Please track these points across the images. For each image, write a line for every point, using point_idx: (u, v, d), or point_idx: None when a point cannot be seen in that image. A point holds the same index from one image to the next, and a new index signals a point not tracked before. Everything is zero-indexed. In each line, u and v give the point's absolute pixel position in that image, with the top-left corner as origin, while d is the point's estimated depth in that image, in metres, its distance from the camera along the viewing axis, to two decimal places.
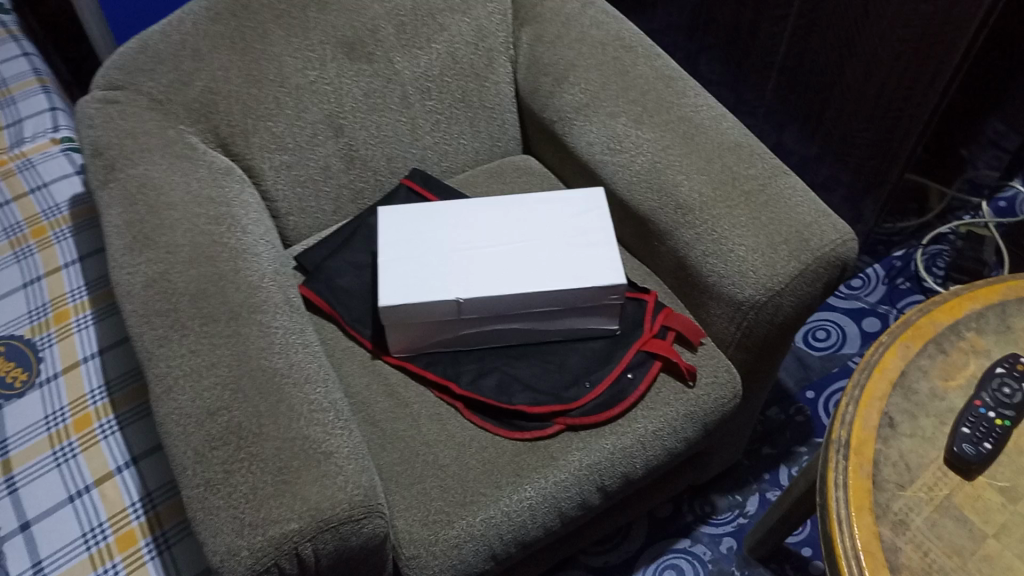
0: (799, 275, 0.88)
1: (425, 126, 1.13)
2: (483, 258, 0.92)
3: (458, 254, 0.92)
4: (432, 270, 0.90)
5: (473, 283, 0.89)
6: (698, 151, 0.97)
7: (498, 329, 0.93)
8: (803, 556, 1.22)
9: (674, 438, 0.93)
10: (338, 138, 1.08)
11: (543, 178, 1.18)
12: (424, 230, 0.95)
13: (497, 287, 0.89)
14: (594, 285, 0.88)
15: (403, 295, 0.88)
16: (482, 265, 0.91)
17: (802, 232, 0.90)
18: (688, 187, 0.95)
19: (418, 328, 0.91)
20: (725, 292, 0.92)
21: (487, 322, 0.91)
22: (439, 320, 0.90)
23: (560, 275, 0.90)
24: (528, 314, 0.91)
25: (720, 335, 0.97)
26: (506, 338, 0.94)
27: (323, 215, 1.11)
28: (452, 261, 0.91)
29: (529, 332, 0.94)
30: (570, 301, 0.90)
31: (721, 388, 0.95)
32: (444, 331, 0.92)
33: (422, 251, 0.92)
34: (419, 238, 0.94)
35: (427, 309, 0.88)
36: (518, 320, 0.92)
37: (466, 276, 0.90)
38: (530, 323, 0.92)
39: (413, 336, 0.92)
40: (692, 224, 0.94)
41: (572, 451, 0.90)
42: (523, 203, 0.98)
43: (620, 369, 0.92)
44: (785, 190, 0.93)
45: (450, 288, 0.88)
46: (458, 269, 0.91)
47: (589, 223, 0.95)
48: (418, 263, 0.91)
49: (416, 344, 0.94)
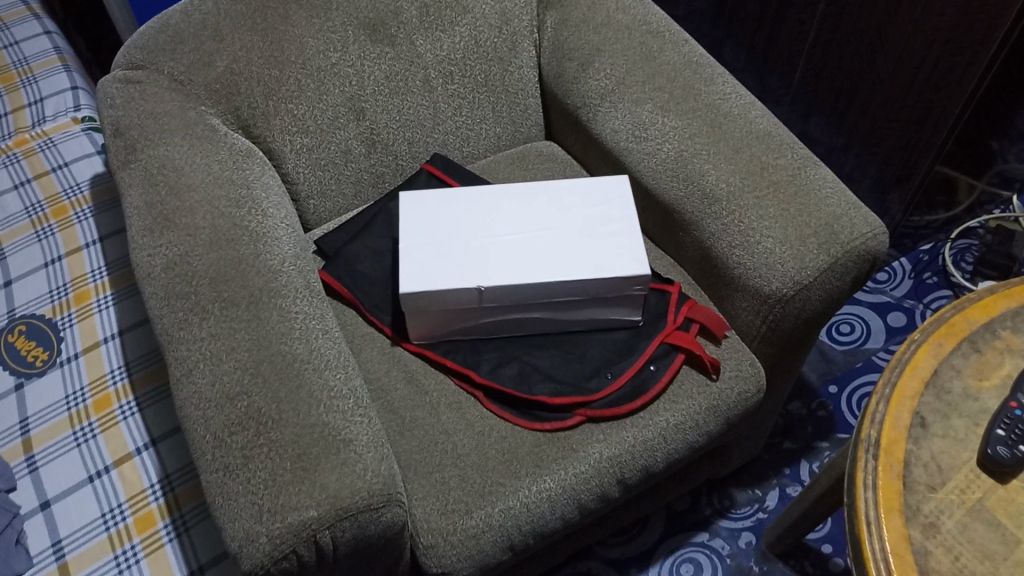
0: (829, 268, 0.86)
1: (447, 110, 1.11)
2: (505, 246, 0.91)
3: (479, 242, 0.91)
4: (453, 257, 0.89)
5: (494, 272, 0.88)
6: (727, 139, 0.95)
7: (519, 318, 0.92)
8: (824, 553, 1.21)
9: (695, 432, 0.92)
10: (360, 122, 1.06)
11: (566, 165, 1.17)
12: (446, 216, 0.94)
13: (519, 276, 0.88)
14: (618, 275, 0.87)
15: (424, 282, 0.87)
16: (504, 253, 0.90)
17: (832, 225, 0.87)
18: (715, 176, 0.93)
19: (438, 315, 0.90)
20: (751, 284, 0.90)
21: (509, 311, 0.90)
22: (459, 307, 0.89)
23: (583, 265, 0.88)
24: (550, 303, 0.90)
25: (745, 328, 0.95)
26: (527, 327, 0.93)
27: (343, 199, 1.10)
28: (473, 248, 0.90)
29: (551, 321, 0.93)
30: (593, 291, 0.89)
31: (745, 382, 0.94)
32: (464, 319, 0.91)
33: (443, 237, 0.91)
34: (440, 223, 0.93)
35: (448, 297, 0.87)
36: (540, 309, 0.91)
37: (488, 264, 0.89)
38: (552, 312, 0.91)
39: (433, 324, 0.92)
40: (719, 215, 0.92)
41: (592, 443, 0.89)
42: (548, 190, 0.97)
43: (642, 360, 0.91)
44: (816, 181, 0.90)
45: (470, 275, 0.87)
46: (479, 257, 0.89)
47: (614, 211, 0.93)
48: (439, 249, 0.90)
49: (436, 331, 0.93)
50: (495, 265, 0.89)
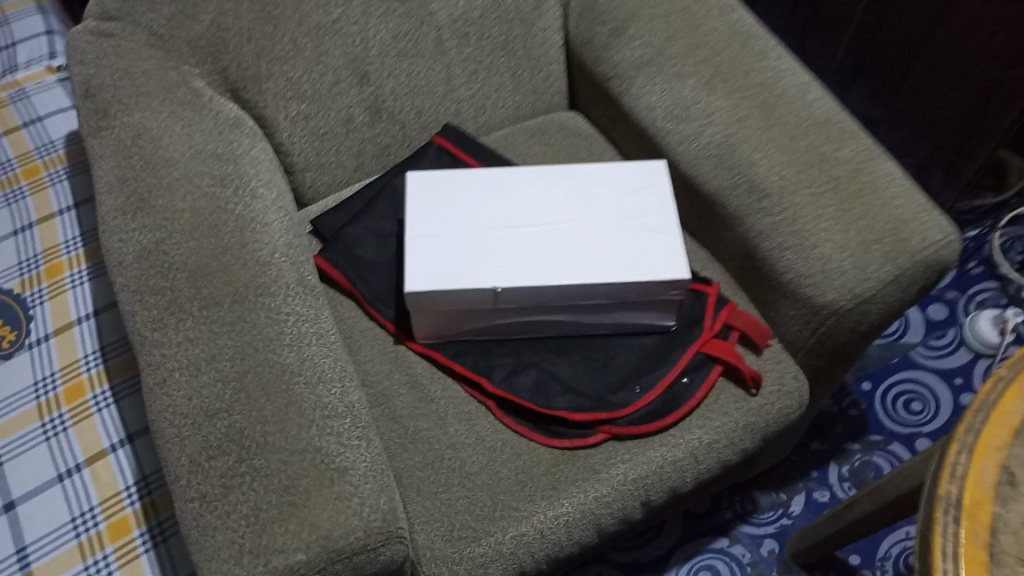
0: (893, 280, 0.75)
1: (460, 76, 1.00)
2: (526, 240, 0.80)
3: (496, 234, 0.81)
4: (465, 251, 0.79)
5: (514, 271, 0.78)
6: (780, 126, 0.83)
7: (538, 320, 0.82)
8: (850, 565, 1.13)
9: (729, 451, 0.84)
10: (363, 87, 0.95)
11: (591, 140, 1.05)
12: (458, 203, 0.83)
13: (540, 277, 0.78)
14: (652, 279, 0.77)
15: (433, 280, 0.77)
16: (525, 249, 0.80)
17: (899, 230, 0.76)
18: (766, 167, 0.82)
19: (449, 315, 0.81)
20: (802, 292, 0.80)
21: (528, 313, 0.81)
22: (472, 308, 0.79)
23: (613, 266, 0.78)
24: (574, 306, 0.80)
25: (789, 338, 0.86)
26: (548, 329, 0.83)
27: (344, 171, 1.00)
28: (490, 243, 0.80)
29: (574, 323, 0.83)
30: (623, 295, 0.79)
31: (787, 398, 0.85)
32: (478, 320, 0.82)
33: (455, 228, 0.81)
34: (452, 212, 0.82)
35: (461, 297, 0.78)
36: (562, 311, 0.81)
37: (507, 261, 0.79)
38: (576, 315, 0.82)
39: (441, 324, 0.82)
40: (769, 211, 0.81)
41: (616, 464, 0.80)
42: (575, 176, 0.86)
43: (676, 372, 0.82)
44: (881, 178, 0.79)
45: (485, 274, 0.78)
46: (497, 252, 0.79)
47: (649, 202, 0.83)
48: (450, 241, 0.80)
49: (445, 332, 0.83)
50: (514, 262, 0.79)
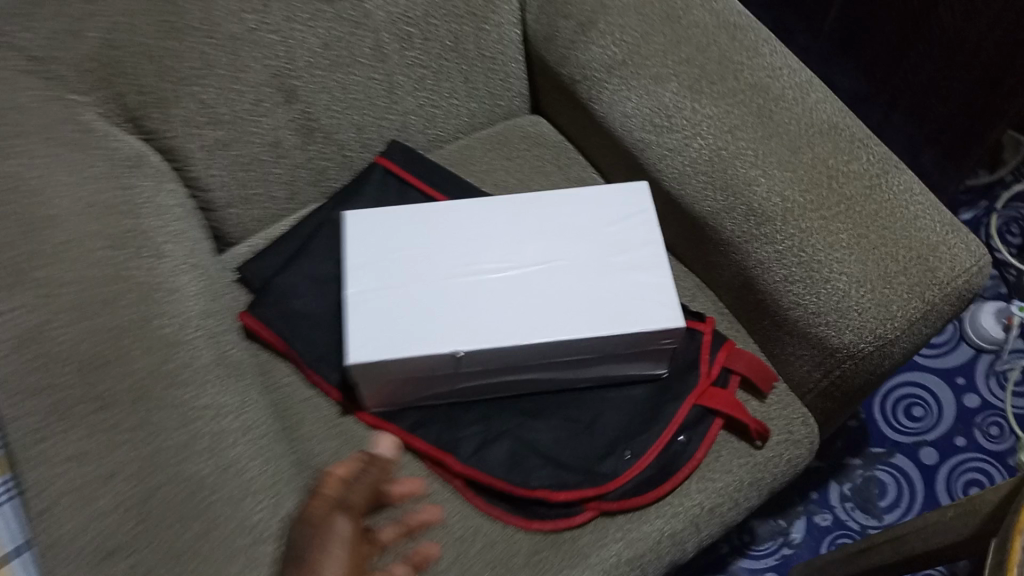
0: (922, 318, 0.64)
1: (405, 84, 0.86)
2: (489, 290, 0.68)
3: (454, 285, 0.68)
4: (418, 307, 0.67)
5: (477, 328, 0.66)
6: (780, 134, 0.71)
7: (509, 379, 0.70)
8: None
9: (734, 513, 0.74)
10: (290, 105, 0.81)
11: (558, 150, 0.93)
12: (406, 246, 0.70)
13: (509, 333, 0.65)
14: (643, 330, 0.66)
15: (381, 347, 0.64)
16: (488, 301, 0.67)
17: (925, 258, 0.65)
18: (766, 186, 0.69)
19: (403, 382, 0.68)
20: (813, 332, 0.69)
21: (496, 373, 0.69)
22: (430, 373, 0.67)
23: (595, 315, 0.66)
24: (551, 362, 0.68)
25: (797, 379, 0.75)
26: (521, 387, 0.72)
27: (275, 203, 0.86)
28: (446, 294, 0.67)
29: (551, 380, 0.71)
30: (607, 349, 0.67)
31: (796, 448, 0.75)
32: (438, 385, 0.69)
33: (403, 279, 0.68)
34: (398, 258, 0.69)
35: (416, 364, 0.65)
36: (537, 369, 0.69)
37: (468, 317, 0.66)
38: (553, 372, 0.70)
39: (395, 392, 0.70)
40: (771, 238, 0.69)
41: (608, 544, 0.69)
42: (542, 206, 0.73)
43: (672, 431, 0.71)
44: (899, 195, 0.67)
45: (442, 334, 0.65)
46: (455, 307, 0.67)
47: (633, 233, 0.71)
48: (399, 295, 0.67)
49: (399, 399, 0.71)
50: (476, 317, 0.66)
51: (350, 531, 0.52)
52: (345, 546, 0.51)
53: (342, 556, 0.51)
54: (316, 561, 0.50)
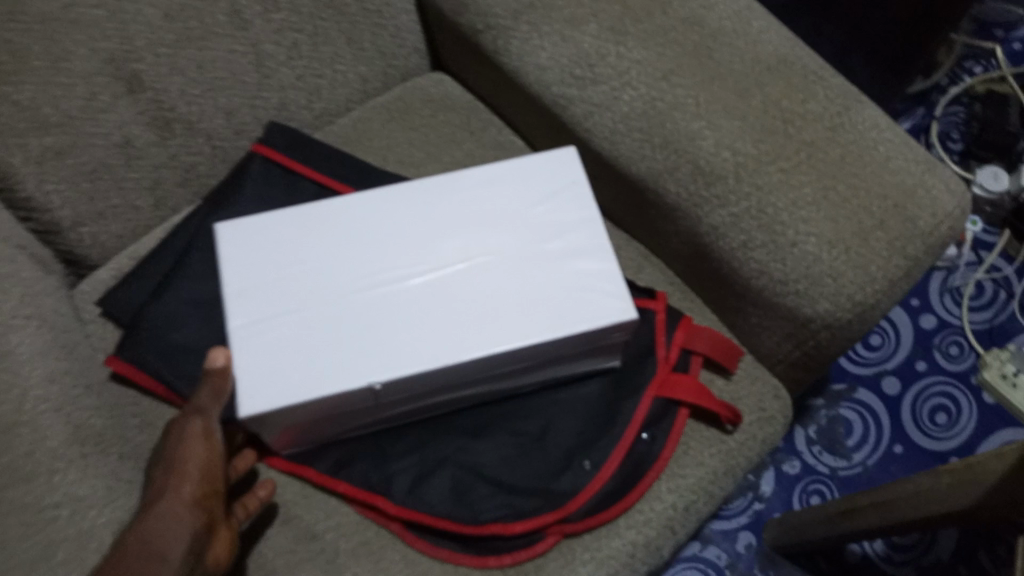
0: (904, 275, 0.56)
1: (277, 54, 0.72)
2: (403, 301, 0.57)
3: (359, 300, 0.57)
4: (318, 333, 0.55)
5: (393, 351, 0.54)
6: (723, 77, 0.61)
7: (440, 400, 0.60)
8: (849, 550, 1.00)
9: (710, 506, 0.66)
10: (135, 94, 0.66)
11: (468, 112, 0.80)
12: (296, 259, 0.58)
13: (432, 353, 0.54)
14: (589, 329, 0.56)
15: (279, 390, 0.53)
16: (403, 314, 0.56)
17: (902, 205, 0.56)
18: (714, 139, 0.59)
19: (314, 422, 0.57)
20: (781, 303, 0.60)
21: (425, 396, 0.58)
22: (345, 409, 0.56)
23: (531, 318, 0.56)
24: (487, 377, 0.58)
25: (764, 350, 0.67)
26: (456, 403, 0.62)
27: (137, 214, 0.72)
28: (352, 313, 0.56)
29: (490, 391, 0.61)
30: (552, 352, 0.57)
31: (770, 425, 0.67)
32: (358, 418, 0.59)
33: (297, 300, 0.56)
34: (289, 275, 0.58)
35: (325, 404, 0.54)
36: (471, 385, 0.59)
37: (381, 337, 0.55)
38: (491, 384, 0.60)
39: (306, 432, 0.59)
40: (725, 199, 0.59)
41: (576, 570, 0.60)
42: (456, 190, 0.62)
43: (633, 431, 0.62)
44: (865, 135, 0.58)
45: (352, 364, 0.54)
46: (363, 328, 0.55)
47: (566, 212, 0.60)
48: (295, 322, 0.56)
49: (310, 437, 0.60)
50: (391, 337, 0.55)
51: (206, 427, 0.52)
52: (205, 442, 0.52)
53: (202, 452, 0.51)
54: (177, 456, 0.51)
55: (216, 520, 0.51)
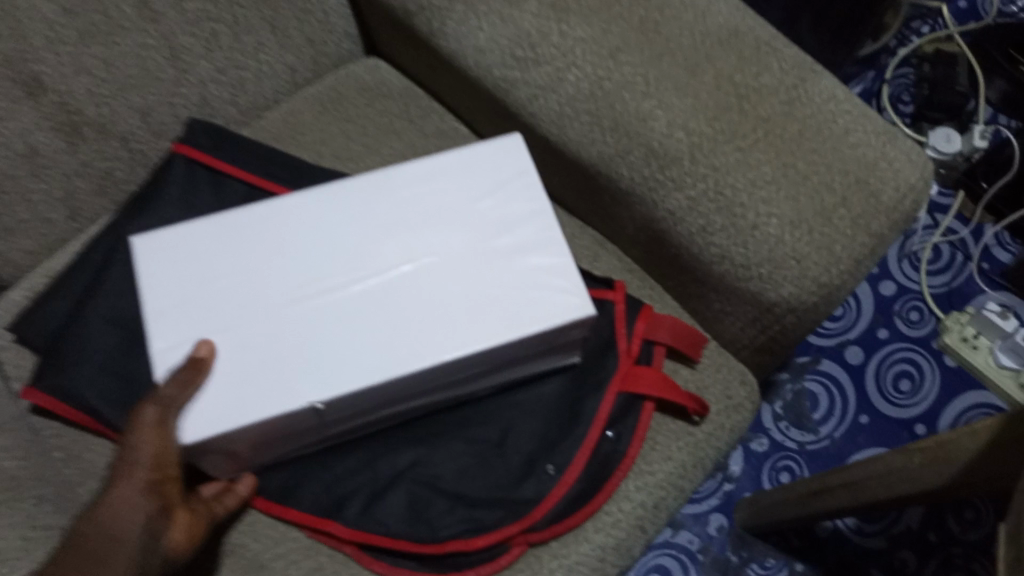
0: (869, 254, 0.54)
1: (193, 46, 0.66)
2: (341, 311, 0.52)
3: (294, 312, 0.52)
4: (253, 351, 0.51)
5: (332, 367, 0.51)
6: (672, 52, 0.57)
7: (392, 411, 0.56)
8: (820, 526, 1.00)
9: (679, 500, 0.63)
10: (37, 99, 0.60)
11: (405, 99, 0.76)
12: (225, 271, 0.54)
13: (377, 366, 0.51)
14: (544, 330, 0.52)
15: (213, 415, 0.49)
16: (342, 326, 0.52)
17: (865, 181, 0.54)
18: (666, 119, 0.56)
19: (253, 448, 0.53)
20: (743, 290, 0.57)
21: (372, 411, 0.55)
22: (286, 431, 0.52)
23: (482, 320, 0.52)
24: (439, 385, 0.54)
25: (728, 335, 0.64)
26: (408, 415, 0.58)
27: (51, 226, 0.66)
28: (289, 326, 0.52)
29: (442, 400, 0.58)
30: (504, 356, 0.54)
31: (738, 413, 0.65)
32: (302, 439, 0.55)
33: (226, 318, 0.52)
34: (217, 289, 0.53)
35: (261, 428, 0.50)
36: (423, 394, 0.55)
37: (319, 353, 0.51)
38: (442, 393, 0.56)
39: (249, 456, 0.55)
40: (679, 183, 0.56)
41: None
42: (394, 188, 0.57)
43: (598, 429, 0.59)
44: (823, 107, 0.55)
45: (292, 382, 0.50)
46: (300, 342, 0.51)
47: (513, 206, 0.56)
48: (225, 341, 0.51)
49: (255, 460, 0.56)
50: (330, 351, 0.51)
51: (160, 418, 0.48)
52: (160, 432, 0.48)
53: (156, 443, 0.48)
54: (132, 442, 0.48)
55: (174, 501, 0.50)
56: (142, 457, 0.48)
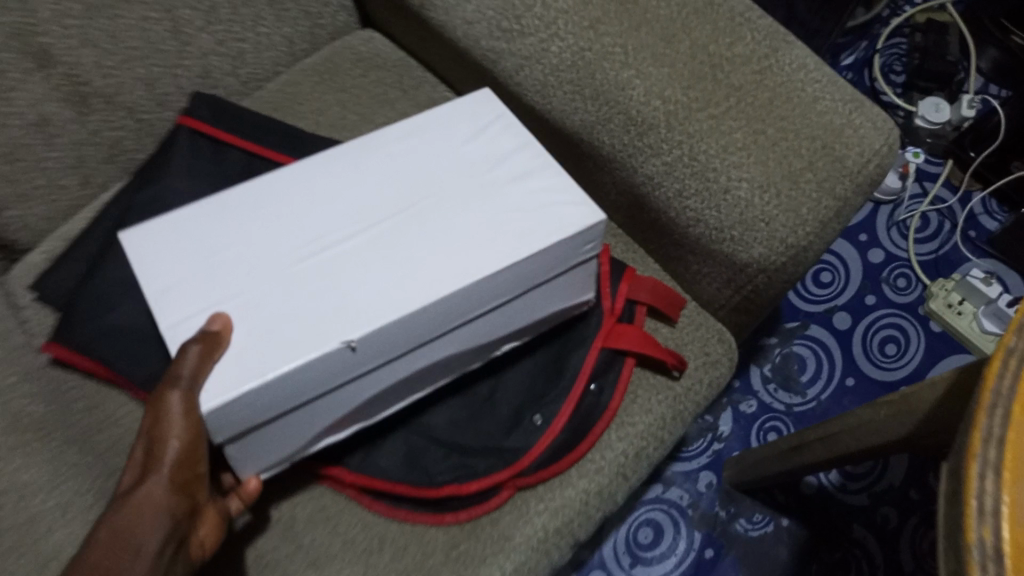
0: (834, 217, 0.57)
1: (195, 19, 0.69)
2: (355, 262, 0.53)
3: (306, 269, 0.53)
4: (272, 311, 0.51)
5: (360, 308, 0.51)
6: (649, 22, 0.60)
7: (415, 369, 0.56)
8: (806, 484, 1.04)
9: (660, 450, 0.67)
10: (46, 70, 0.63)
11: (399, 69, 0.79)
12: (221, 248, 0.54)
13: (403, 299, 0.51)
14: (559, 240, 0.54)
15: (242, 373, 0.48)
16: (359, 272, 0.53)
17: (831, 146, 0.56)
18: (643, 88, 0.58)
19: (291, 418, 0.53)
20: (719, 250, 0.60)
21: (401, 362, 0.54)
22: (321, 386, 0.51)
23: (494, 245, 0.53)
24: (462, 323, 0.55)
25: (707, 295, 0.67)
26: (429, 375, 0.58)
27: (64, 192, 0.70)
28: (302, 284, 0.52)
29: (467, 351, 0.58)
30: (525, 280, 0.55)
31: (717, 368, 0.68)
32: (332, 411, 0.54)
33: (239, 286, 0.52)
34: (217, 263, 0.53)
35: (300, 378, 0.49)
36: (446, 338, 0.55)
37: (343, 298, 0.51)
38: (470, 337, 0.57)
39: (275, 438, 0.53)
40: (657, 149, 0.59)
41: (530, 520, 0.61)
42: (379, 148, 0.59)
43: (583, 382, 0.62)
44: (793, 73, 0.58)
45: (319, 327, 0.50)
46: (318, 291, 0.52)
47: (494, 145, 0.58)
48: (239, 307, 0.51)
49: (280, 447, 0.54)
50: (351, 298, 0.51)
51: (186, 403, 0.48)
52: (186, 418, 0.48)
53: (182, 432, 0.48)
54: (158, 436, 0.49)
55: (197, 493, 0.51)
56: (167, 454, 0.48)
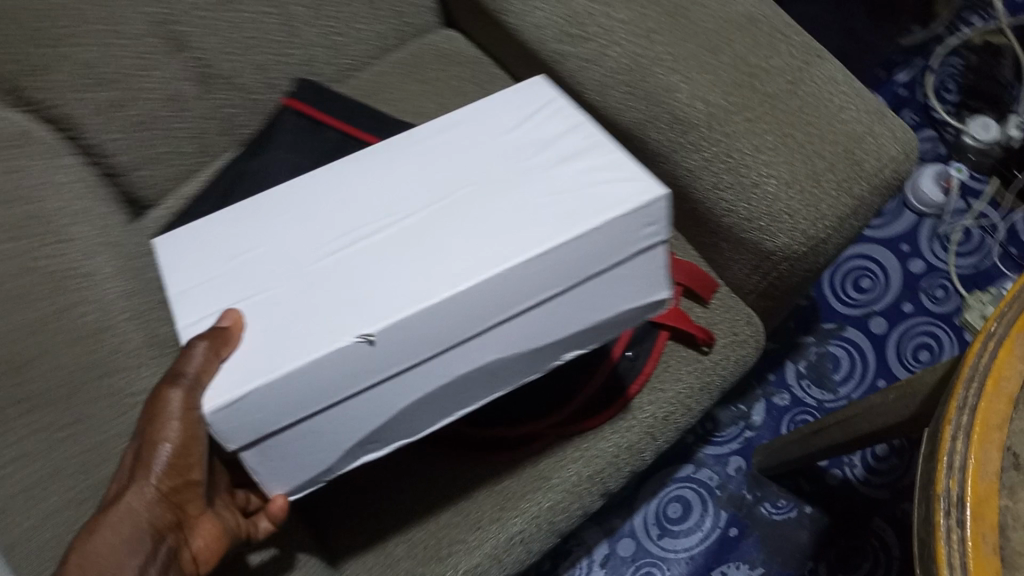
0: (851, 214, 0.64)
1: (303, 15, 0.80)
2: (381, 254, 0.51)
3: (330, 262, 0.51)
4: (289, 303, 0.49)
5: (382, 299, 0.48)
6: (697, 35, 0.68)
7: (459, 370, 0.53)
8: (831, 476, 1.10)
9: (687, 416, 0.75)
10: (180, 54, 0.75)
11: (475, 65, 0.89)
12: (246, 246, 0.53)
13: (428, 292, 0.48)
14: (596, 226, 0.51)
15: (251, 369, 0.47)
16: (385, 264, 0.50)
17: (852, 151, 0.64)
18: (688, 92, 0.67)
19: (316, 419, 0.50)
20: (747, 239, 0.68)
21: (437, 359, 0.51)
22: (343, 380, 0.48)
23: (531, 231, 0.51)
24: (500, 321, 0.52)
25: (737, 280, 0.75)
26: (471, 382, 0.54)
27: (186, 158, 0.82)
28: (325, 278, 0.50)
29: (513, 356, 0.54)
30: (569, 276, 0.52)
31: (743, 347, 0.76)
32: (371, 414, 0.52)
33: (263, 281, 0.51)
34: (245, 261, 0.52)
35: (318, 372, 0.47)
36: (488, 337, 0.52)
37: (369, 287, 0.49)
38: (517, 337, 0.53)
39: (305, 445, 0.51)
40: (697, 146, 0.67)
41: (566, 465, 0.70)
42: (413, 144, 0.57)
43: (620, 348, 0.72)
44: (822, 84, 0.66)
45: (337, 322, 0.48)
46: (343, 280, 0.50)
47: (534, 135, 0.56)
48: (259, 304, 0.50)
49: (312, 460, 0.52)
50: (373, 289, 0.49)
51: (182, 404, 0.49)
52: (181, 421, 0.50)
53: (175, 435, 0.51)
54: (152, 438, 0.51)
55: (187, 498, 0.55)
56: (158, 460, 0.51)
